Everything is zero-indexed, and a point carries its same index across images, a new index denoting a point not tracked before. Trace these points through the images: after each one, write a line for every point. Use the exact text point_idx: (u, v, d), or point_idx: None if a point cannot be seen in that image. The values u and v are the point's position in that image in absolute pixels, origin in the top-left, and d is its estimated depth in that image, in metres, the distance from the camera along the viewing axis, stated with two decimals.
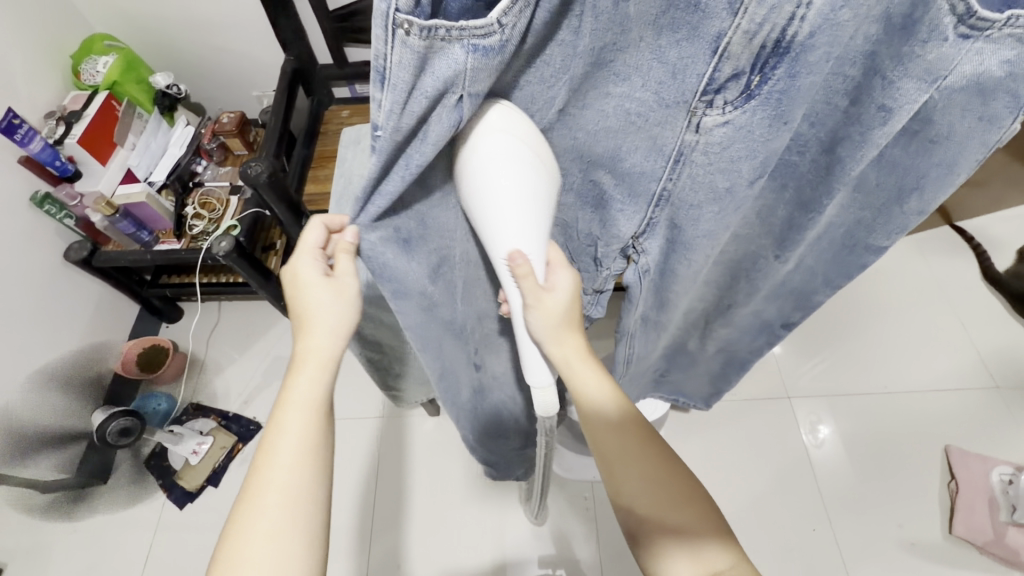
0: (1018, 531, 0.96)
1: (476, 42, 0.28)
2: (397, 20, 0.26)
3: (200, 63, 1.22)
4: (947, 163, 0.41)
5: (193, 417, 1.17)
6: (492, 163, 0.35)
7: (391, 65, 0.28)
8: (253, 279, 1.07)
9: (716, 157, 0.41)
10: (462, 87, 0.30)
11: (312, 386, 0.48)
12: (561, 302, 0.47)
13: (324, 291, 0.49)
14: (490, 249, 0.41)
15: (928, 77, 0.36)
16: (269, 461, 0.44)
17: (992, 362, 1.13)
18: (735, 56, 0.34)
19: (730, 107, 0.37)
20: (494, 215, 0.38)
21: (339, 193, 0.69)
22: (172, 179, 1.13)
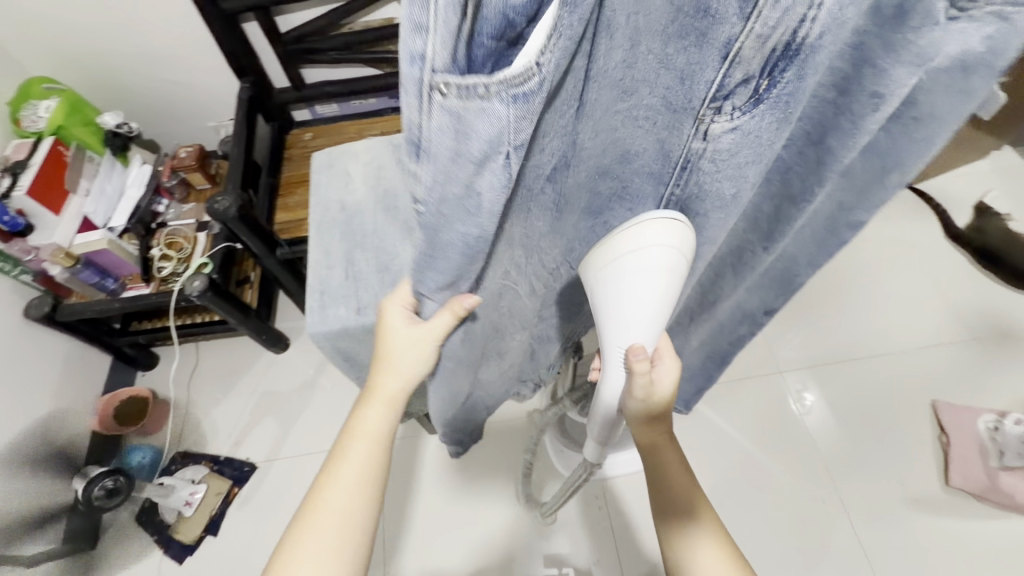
0: (1009, 474, 0.99)
1: (515, 91, 0.24)
2: (433, 82, 0.24)
3: (150, 99, 1.18)
4: (927, 140, 0.42)
5: (182, 466, 1.12)
6: (642, 274, 0.42)
7: (429, 131, 0.26)
8: (232, 315, 1.04)
9: (725, 164, 0.39)
10: (509, 145, 0.27)
11: (378, 421, 0.50)
12: (664, 395, 0.49)
13: (408, 336, 0.48)
14: (614, 339, 0.46)
15: (920, 61, 0.34)
16: (330, 485, 0.47)
17: (965, 316, 1.18)
18: (745, 61, 0.32)
19: (740, 112, 0.35)
20: (631, 315, 0.43)
21: (319, 222, 0.67)
22: (134, 223, 1.08)
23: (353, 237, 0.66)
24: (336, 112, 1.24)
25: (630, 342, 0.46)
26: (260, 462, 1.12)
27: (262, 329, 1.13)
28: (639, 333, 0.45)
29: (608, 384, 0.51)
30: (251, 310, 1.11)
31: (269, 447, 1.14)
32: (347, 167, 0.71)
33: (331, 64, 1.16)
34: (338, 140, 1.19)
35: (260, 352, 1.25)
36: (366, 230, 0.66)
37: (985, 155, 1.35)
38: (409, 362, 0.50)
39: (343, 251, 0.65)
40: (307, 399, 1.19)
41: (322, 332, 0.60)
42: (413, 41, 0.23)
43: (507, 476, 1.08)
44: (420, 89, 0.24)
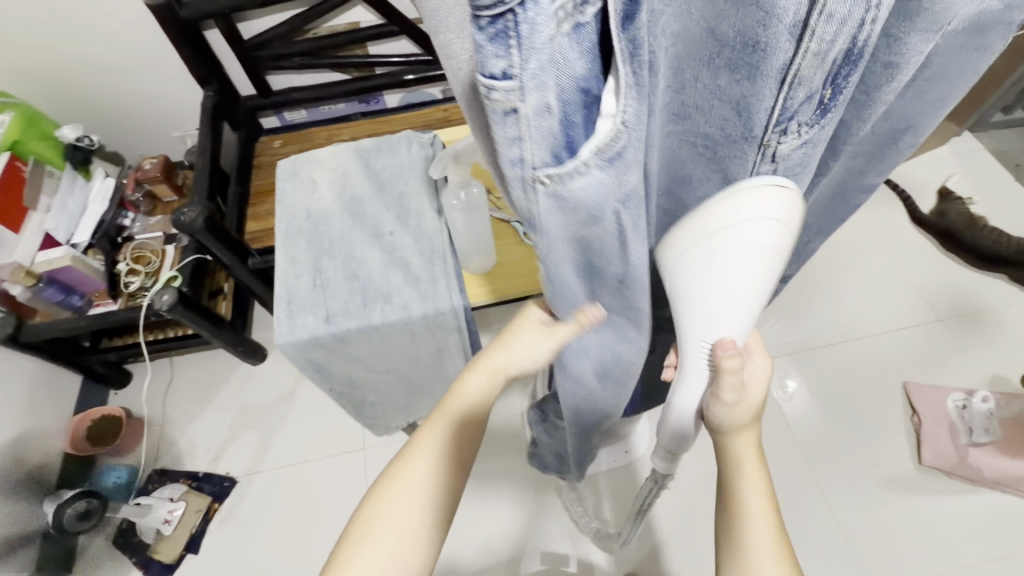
0: (978, 450, 1.03)
1: (607, 156, 0.27)
2: (534, 177, 0.27)
3: (111, 110, 1.15)
4: (939, 100, 0.41)
5: (160, 485, 1.09)
6: (739, 257, 0.36)
7: (538, 212, 0.30)
8: (206, 329, 1.02)
9: (798, 175, 0.36)
10: (614, 201, 0.30)
11: (479, 392, 0.48)
12: (753, 399, 0.45)
13: (538, 339, 0.48)
14: (698, 335, 0.42)
15: (934, 26, 0.32)
16: (422, 447, 0.45)
17: (932, 298, 1.21)
18: (807, 81, 0.29)
19: (807, 127, 0.32)
20: (722, 304, 0.39)
21: (285, 231, 0.66)
22: (98, 237, 1.06)
23: (319, 245, 0.65)
24: (304, 119, 1.23)
25: (718, 336, 0.41)
26: (241, 477, 1.10)
27: (237, 341, 1.12)
28: (729, 327, 0.41)
29: (691, 381, 0.46)
30: (225, 322, 1.09)
31: (249, 461, 1.12)
32: (313, 174, 0.70)
33: (298, 69, 1.14)
34: (308, 146, 1.18)
35: (237, 365, 1.23)
36: (333, 237, 0.65)
37: (944, 141, 1.39)
38: (530, 355, 0.48)
39: (311, 260, 0.64)
40: (287, 410, 1.17)
41: (291, 343, 0.59)
42: (509, 150, 0.26)
43: (494, 478, 1.07)
44: (524, 180, 0.28)
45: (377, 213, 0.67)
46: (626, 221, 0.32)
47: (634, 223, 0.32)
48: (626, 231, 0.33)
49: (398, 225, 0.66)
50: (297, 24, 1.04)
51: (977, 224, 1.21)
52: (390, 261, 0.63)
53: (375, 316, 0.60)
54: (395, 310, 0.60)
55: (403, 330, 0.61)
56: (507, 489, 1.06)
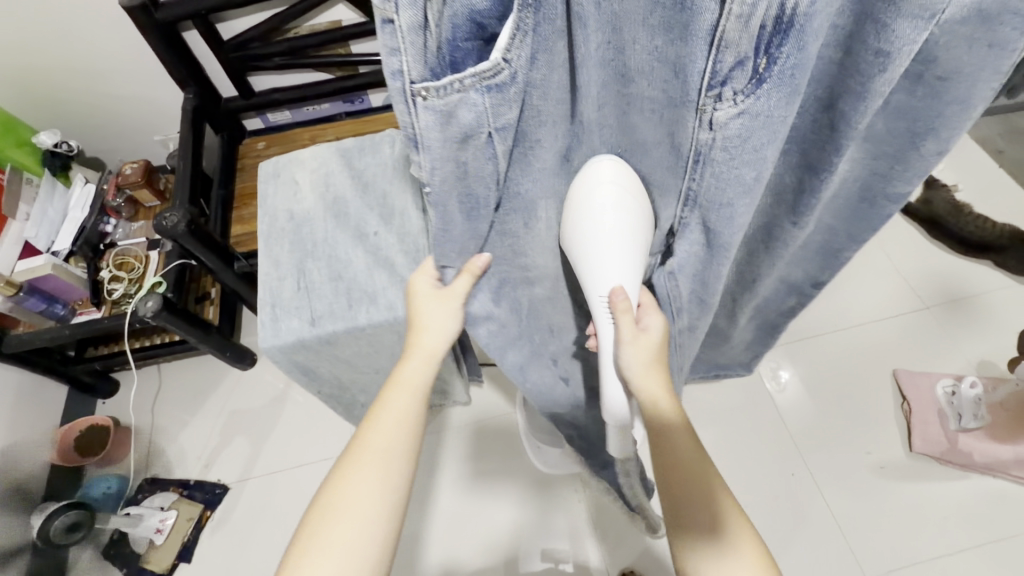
0: (967, 435, 1.04)
1: (488, 83, 0.34)
2: (414, 90, 0.33)
3: (88, 114, 1.13)
4: (961, 99, 0.43)
5: (150, 494, 1.08)
6: (606, 210, 0.47)
7: (419, 128, 0.35)
8: (192, 334, 1.01)
9: (738, 150, 0.41)
10: (489, 124, 0.37)
11: (417, 375, 0.52)
12: (653, 338, 0.51)
13: (432, 298, 0.53)
14: (595, 288, 0.51)
15: (925, 13, 0.35)
16: (373, 430, 0.49)
17: (919, 286, 1.22)
18: (733, 44, 0.35)
19: (742, 96, 0.38)
20: (607, 253, 0.49)
21: (267, 233, 0.65)
22: (80, 245, 1.04)
23: (302, 247, 0.64)
24: (288, 119, 1.21)
25: (611, 287, 0.49)
26: (233, 483, 1.09)
27: (225, 346, 1.10)
28: (617, 277, 0.49)
29: (602, 338, 0.53)
30: (212, 327, 1.07)
31: (241, 467, 1.11)
32: (295, 175, 0.69)
33: (280, 70, 1.12)
34: (292, 147, 1.17)
35: (225, 371, 1.22)
36: (316, 239, 0.64)
37: None
38: (438, 325, 0.52)
39: (294, 261, 0.63)
40: (277, 414, 1.16)
41: (275, 346, 0.58)
42: (390, 60, 0.32)
43: (488, 476, 1.07)
44: (404, 95, 0.34)
45: (360, 213, 0.66)
46: (498, 146, 0.39)
47: (504, 150, 0.40)
48: (495, 155, 0.40)
49: (382, 225, 0.65)
50: (275, 24, 1.03)
51: (961, 211, 1.24)
52: (374, 262, 0.62)
53: (360, 317, 0.59)
54: (381, 311, 0.59)
55: (390, 330, 0.60)
56: (502, 488, 1.06)
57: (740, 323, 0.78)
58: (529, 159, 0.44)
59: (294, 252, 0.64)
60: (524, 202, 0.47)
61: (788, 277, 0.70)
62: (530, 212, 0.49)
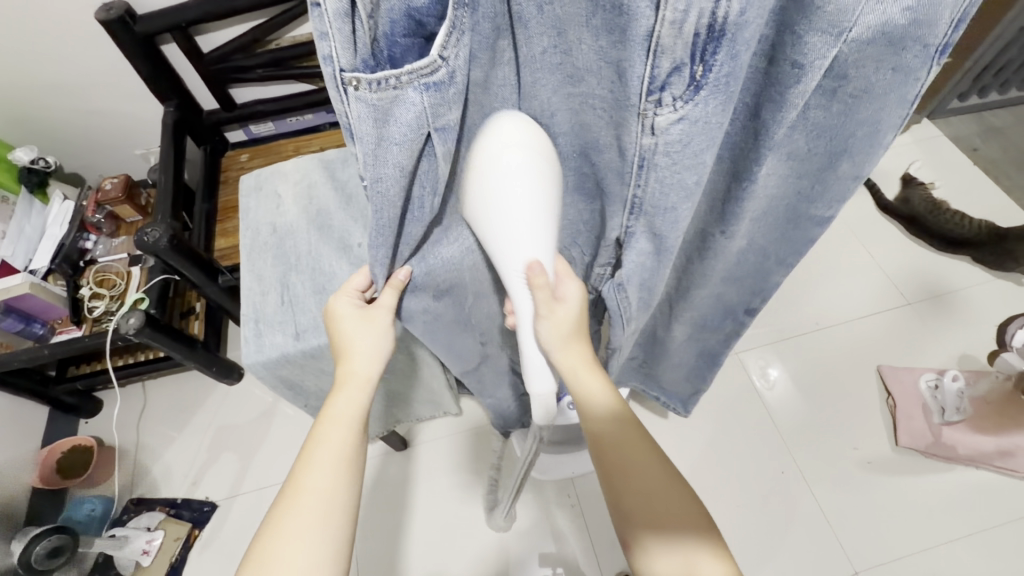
0: (951, 428, 1.06)
1: (426, 80, 0.34)
2: (344, 78, 0.32)
3: (66, 130, 1.11)
4: (872, 120, 0.43)
5: (136, 514, 1.06)
6: (512, 181, 0.44)
7: (352, 118, 0.34)
8: (177, 350, 0.99)
9: (679, 156, 0.40)
10: (429, 124, 0.36)
11: (351, 403, 0.51)
12: (571, 310, 0.52)
13: (358, 322, 0.53)
14: (508, 264, 0.49)
15: (833, 30, 0.36)
16: (310, 468, 0.47)
17: (901, 283, 1.24)
18: (669, 49, 0.35)
19: (681, 102, 0.37)
20: (516, 229, 0.46)
21: (250, 247, 0.65)
22: (59, 262, 1.01)
23: (286, 260, 0.64)
24: (272, 131, 1.20)
25: (527, 261, 0.48)
26: (221, 500, 1.08)
27: (211, 361, 1.09)
28: (532, 251, 0.48)
29: (520, 314, 0.53)
30: (197, 343, 1.06)
31: (230, 483, 1.09)
32: (278, 187, 0.69)
33: (260, 82, 1.12)
34: (275, 159, 1.16)
35: (212, 385, 1.20)
36: (300, 252, 0.64)
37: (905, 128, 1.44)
38: (371, 344, 0.53)
39: (277, 275, 0.63)
40: (267, 428, 1.15)
41: (259, 362, 0.58)
42: (320, 44, 0.31)
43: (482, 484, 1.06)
44: (335, 82, 0.32)
45: (345, 225, 0.65)
46: (438, 145, 0.39)
47: (443, 151, 0.40)
48: (437, 154, 0.40)
49: (366, 237, 0.64)
50: (258, 36, 1.03)
51: (939, 208, 1.25)
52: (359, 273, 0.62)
53: None
54: None
55: None
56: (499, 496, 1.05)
57: (677, 336, 0.75)
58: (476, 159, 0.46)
59: (279, 266, 0.63)
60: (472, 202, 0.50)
61: (723, 297, 0.67)
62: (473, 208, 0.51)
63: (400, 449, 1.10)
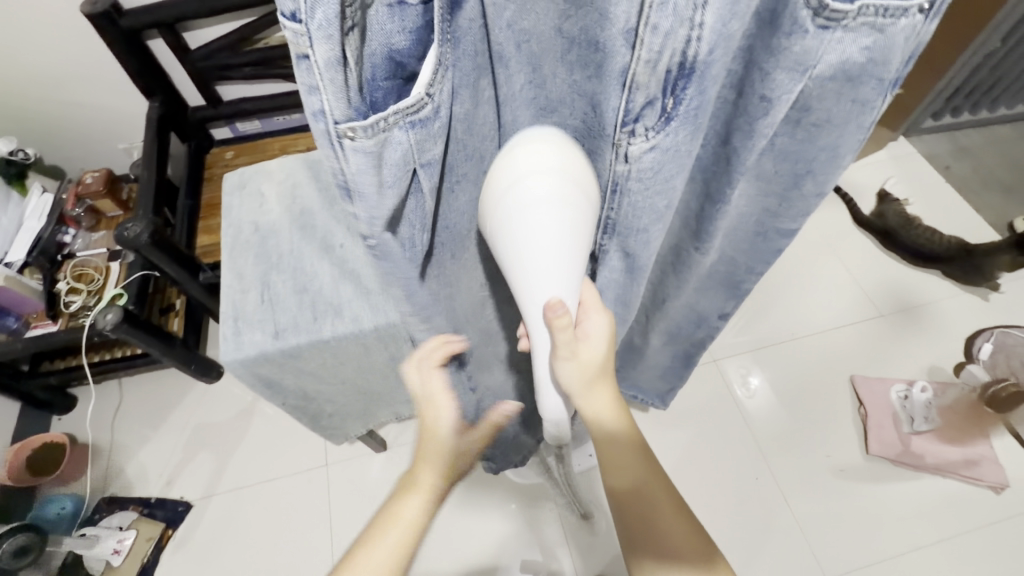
0: (919, 438, 1.09)
1: (411, 118, 0.33)
2: (340, 129, 0.31)
3: (47, 121, 1.10)
4: (832, 146, 0.44)
5: (108, 513, 1.04)
6: (529, 208, 0.39)
7: (349, 171, 0.33)
8: (154, 347, 0.98)
9: (651, 181, 0.42)
10: (416, 160, 0.36)
11: (421, 509, 0.50)
12: (595, 353, 0.48)
13: (451, 436, 0.54)
14: (528, 297, 0.44)
15: (799, 67, 0.37)
16: (363, 559, 0.48)
17: (875, 296, 1.27)
18: (643, 86, 0.36)
19: (653, 131, 0.38)
20: (536, 255, 0.41)
21: (231, 246, 0.65)
22: (36, 255, 0.99)
23: (267, 259, 0.64)
24: (259, 129, 1.20)
25: (545, 296, 0.43)
26: (196, 500, 1.07)
27: (190, 359, 1.08)
28: (553, 285, 0.42)
29: (537, 349, 0.48)
30: (176, 340, 1.04)
31: (206, 483, 1.08)
32: (262, 186, 0.69)
33: (248, 80, 1.11)
34: (259, 158, 1.16)
35: (190, 384, 1.19)
36: (282, 251, 0.64)
37: (881, 145, 1.48)
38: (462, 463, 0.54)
39: (258, 274, 0.63)
40: (245, 428, 1.14)
41: (237, 360, 0.58)
42: (310, 99, 0.29)
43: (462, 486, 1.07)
44: (329, 137, 0.31)
45: (327, 225, 0.66)
46: (424, 181, 0.38)
47: (431, 186, 0.39)
48: (423, 190, 0.39)
49: (349, 238, 0.65)
50: (247, 33, 1.03)
51: (911, 224, 1.29)
52: (341, 274, 0.62)
53: (325, 330, 0.58)
54: (345, 322, 0.59)
55: (355, 343, 0.60)
56: (482, 500, 1.05)
57: (653, 342, 0.78)
58: (454, 194, 0.45)
59: (259, 265, 0.63)
60: (452, 235, 0.49)
61: (696, 306, 0.69)
62: (457, 244, 0.51)
63: (380, 450, 1.09)
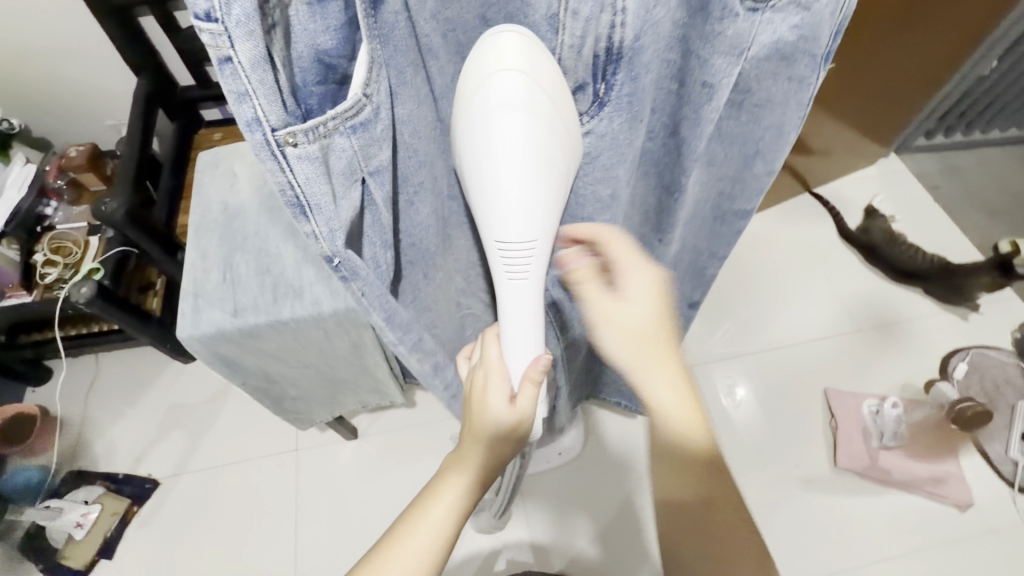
0: (888, 453, 1.09)
1: (350, 122, 0.34)
2: (280, 137, 0.31)
3: (32, 93, 1.09)
4: (776, 125, 0.46)
5: (73, 487, 1.04)
6: (491, 114, 0.35)
7: (299, 183, 0.33)
8: (129, 326, 0.98)
9: (590, 165, 0.46)
10: (361, 167, 0.37)
11: (464, 493, 0.47)
12: (638, 315, 0.48)
13: (504, 420, 0.45)
14: (494, 235, 0.40)
15: (734, 51, 0.39)
16: (405, 539, 0.46)
17: (855, 311, 1.27)
18: (572, 70, 0.40)
19: (588, 115, 0.42)
20: (500, 180, 0.37)
21: (198, 225, 0.65)
22: (14, 226, 0.98)
23: (232, 239, 0.64)
24: None
25: (508, 234, 0.39)
26: (165, 478, 1.07)
27: (167, 337, 1.08)
28: (518, 222, 0.39)
29: (507, 308, 0.45)
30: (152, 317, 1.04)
31: (175, 462, 1.09)
32: (234, 166, 0.69)
33: None
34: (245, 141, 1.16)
35: (167, 363, 1.19)
36: (247, 232, 0.64)
37: (872, 160, 1.48)
38: (500, 441, 0.46)
39: (221, 253, 0.63)
40: (218, 408, 1.14)
41: (195, 337, 0.58)
42: (241, 108, 0.29)
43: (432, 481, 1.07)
44: (270, 148, 0.31)
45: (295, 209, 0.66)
46: (375, 190, 0.39)
47: (383, 196, 0.40)
48: (375, 200, 0.40)
49: None
50: None
51: (895, 240, 1.30)
52: (304, 257, 0.62)
53: (285, 311, 0.59)
54: (305, 305, 0.59)
55: (315, 326, 0.60)
56: None
57: None
58: (414, 206, 0.46)
59: (223, 245, 0.64)
60: (419, 252, 0.50)
61: (666, 296, 0.69)
62: (427, 263, 0.51)
63: (351, 438, 1.10)
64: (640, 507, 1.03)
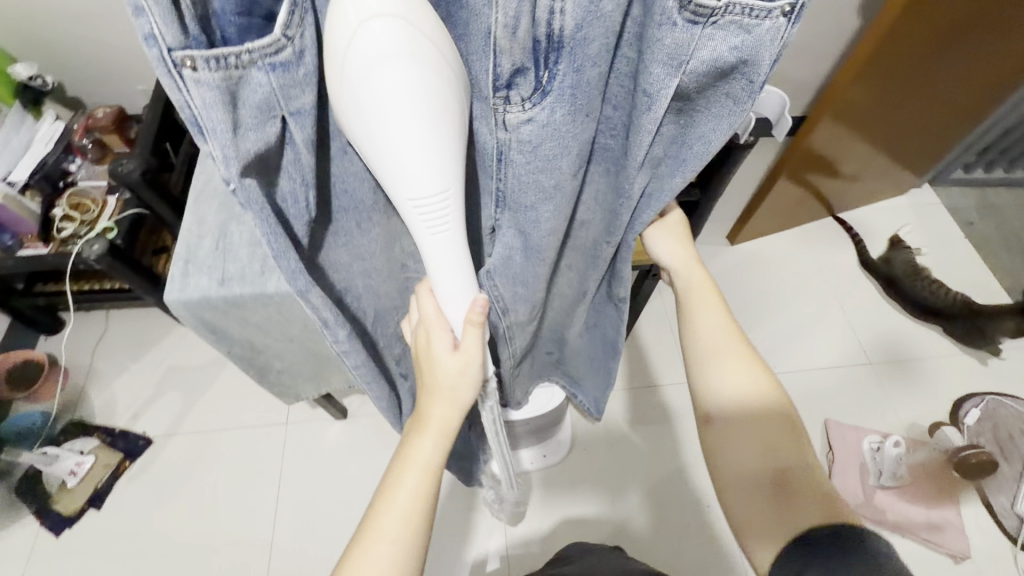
0: (885, 493, 1.05)
1: (270, 60, 0.32)
2: (177, 58, 0.30)
3: (68, 55, 1.13)
4: (703, 137, 0.43)
5: (71, 436, 1.08)
6: (374, 68, 0.32)
7: (198, 107, 0.32)
8: (137, 284, 1.00)
9: (532, 155, 0.42)
10: (281, 106, 0.35)
11: (435, 451, 0.48)
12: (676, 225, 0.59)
13: (451, 365, 0.47)
14: (406, 197, 0.38)
15: (674, 62, 0.36)
16: (386, 508, 0.46)
17: (869, 345, 1.23)
18: (507, 52, 0.34)
19: (529, 103, 0.38)
20: (400, 138, 0.35)
21: (198, 192, 0.66)
22: (38, 179, 1.04)
23: (229, 209, 0.65)
24: None
25: (420, 193, 0.37)
26: (157, 437, 1.10)
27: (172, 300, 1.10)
28: (428, 178, 0.37)
29: (435, 266, 0.44)
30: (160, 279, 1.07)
31: (169, 422, 1.11)
32: None
33: None
34: None
35: (173, 326, 1.22)
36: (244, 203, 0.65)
37: (903, 190, 1.42)
38: (456, 387, 0.47)
39: (218, 222, 0.64)
40: (215, 374, 1.16)
41: (180, 301, 0.59)
42: (138, 20, 0.28)
43: None
44: (167, 67, 0.30)
45: None
46: (296, 132, 0.37)
47: (306, 142, 0.39)
48: (295, 141, 0.38)
49: None
50: None
51: (918, 275, 1.26)
52: None
53: (269, 285, 0.59)
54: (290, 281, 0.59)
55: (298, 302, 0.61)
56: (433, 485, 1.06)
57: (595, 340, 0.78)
58: (347, 155, 0.46)
59: (218, 215, 0.65)
60: (354, 202, 0.50)
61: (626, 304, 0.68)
62: (361, 212, 0.51)
63: (340, 418, 1.11)
64: (619, 516, 1.02)
